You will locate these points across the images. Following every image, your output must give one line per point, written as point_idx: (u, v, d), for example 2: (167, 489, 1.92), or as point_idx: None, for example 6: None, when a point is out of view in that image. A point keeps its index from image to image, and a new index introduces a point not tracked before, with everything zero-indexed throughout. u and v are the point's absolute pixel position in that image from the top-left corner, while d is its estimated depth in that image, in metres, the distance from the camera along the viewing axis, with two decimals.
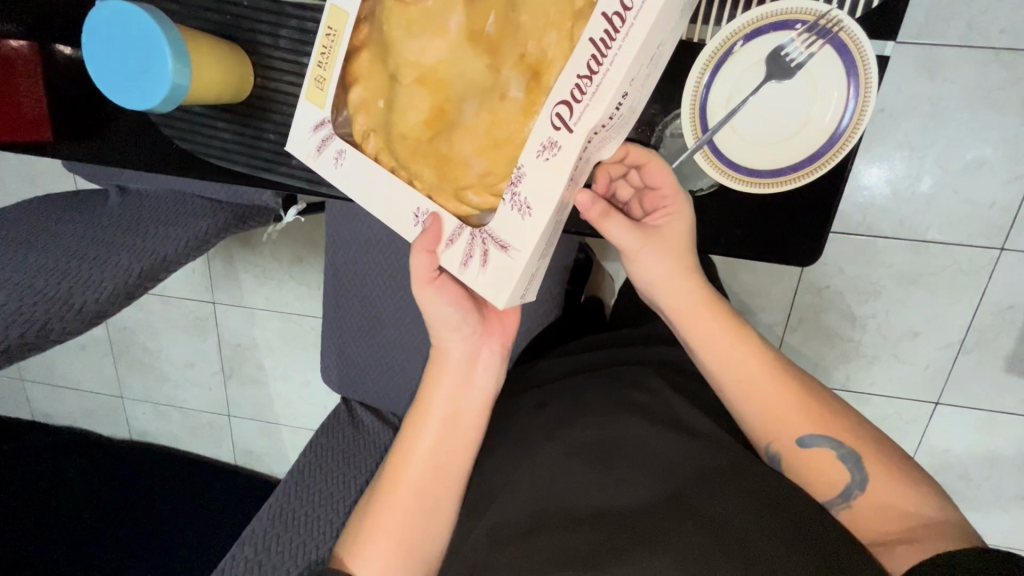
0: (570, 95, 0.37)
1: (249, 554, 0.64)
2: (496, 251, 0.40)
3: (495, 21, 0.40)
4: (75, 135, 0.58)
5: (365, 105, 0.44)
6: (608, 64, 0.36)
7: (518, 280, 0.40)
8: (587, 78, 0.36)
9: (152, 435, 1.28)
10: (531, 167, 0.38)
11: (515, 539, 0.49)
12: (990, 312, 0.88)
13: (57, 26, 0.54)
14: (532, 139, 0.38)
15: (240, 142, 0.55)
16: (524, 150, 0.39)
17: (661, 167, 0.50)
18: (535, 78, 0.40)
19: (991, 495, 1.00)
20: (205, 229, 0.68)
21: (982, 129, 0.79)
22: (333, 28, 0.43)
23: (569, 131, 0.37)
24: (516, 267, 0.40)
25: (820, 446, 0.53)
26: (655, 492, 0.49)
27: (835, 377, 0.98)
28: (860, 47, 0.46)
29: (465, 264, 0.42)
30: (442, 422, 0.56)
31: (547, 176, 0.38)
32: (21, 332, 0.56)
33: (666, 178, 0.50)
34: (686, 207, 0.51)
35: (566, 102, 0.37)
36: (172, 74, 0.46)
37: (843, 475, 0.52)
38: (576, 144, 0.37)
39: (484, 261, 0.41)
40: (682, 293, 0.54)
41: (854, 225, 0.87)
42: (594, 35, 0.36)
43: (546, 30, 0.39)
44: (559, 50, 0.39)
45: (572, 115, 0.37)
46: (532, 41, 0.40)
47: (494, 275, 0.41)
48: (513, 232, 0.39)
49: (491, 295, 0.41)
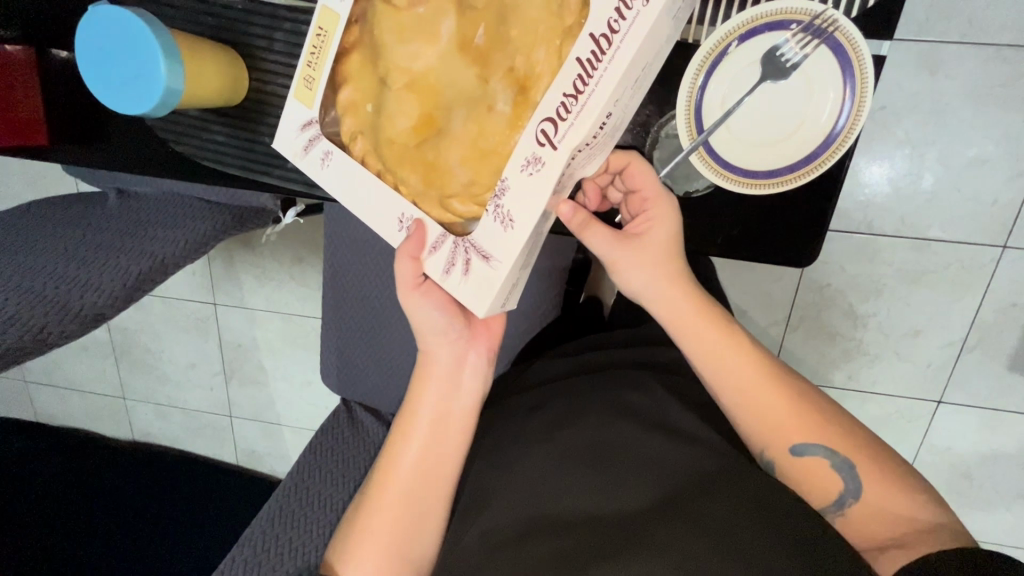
0: (555, 112, 0.37)
1: (248, 555, 0.65)
2: (478, 261, 0.41)
3: (486, 34, 0.40)
4: (74, 139, 0.58)
5: (354, 107, 0.44)
6: (594, 84, 0.36)
7: (498, 291, 0.40)
8: (573, 97, 0.37)
9: (155, 435, 1.29)
10: (515, 182, 0.38)
11: (506, 544, 0.49)
12: (992, 310, 0.88)
13: (52, 30, 0.55)
14: (516, 153, 0.38)
15: (233, 147, 0.56)
16: (508, 163, 0.39)
17: (643, 168, 0.51)
18: (523, 92, 0.40)
19: (993, 494, 0.99)
20: (204, 230, 0.68)
21: (984, 126, 0.79)
22: (324, 27, 0.43)
23: (553, 148, 0.37)
24: (497, 278, 0.40)
25: (814, 454, 0.52)
26: (645, 497, 0.49)
27: (836, 376, 0.97)
28: (856, 47, 0.45)
29: (446, 271, 0.43)
30: (430, 425, 0.56)
31: (530, 191, 0.38)
32: (20, 334, 0.58)
33: (647, 181, 0.51)
34: (669, 210, 0.52)
35: (551, 120, 0.37)
36: (159, 92, 0.46)
37: (836, 482, 0.52)
38: (559, 163, 0.37)
39: (465, 270, 0.41)
40: (672, 301, 0.54)
41: (854, 223, 0.87)
42: (581, 55, 0.37)
43: (535, 45, 0.39)
44: (547, 66, 0.39)
45: (557, 133, 0.37)
46: (520, 56, 0.40)
47: (474, 285, 0.41)
48: (495, 243, 0.39)
49: (470, 304, 0.42)
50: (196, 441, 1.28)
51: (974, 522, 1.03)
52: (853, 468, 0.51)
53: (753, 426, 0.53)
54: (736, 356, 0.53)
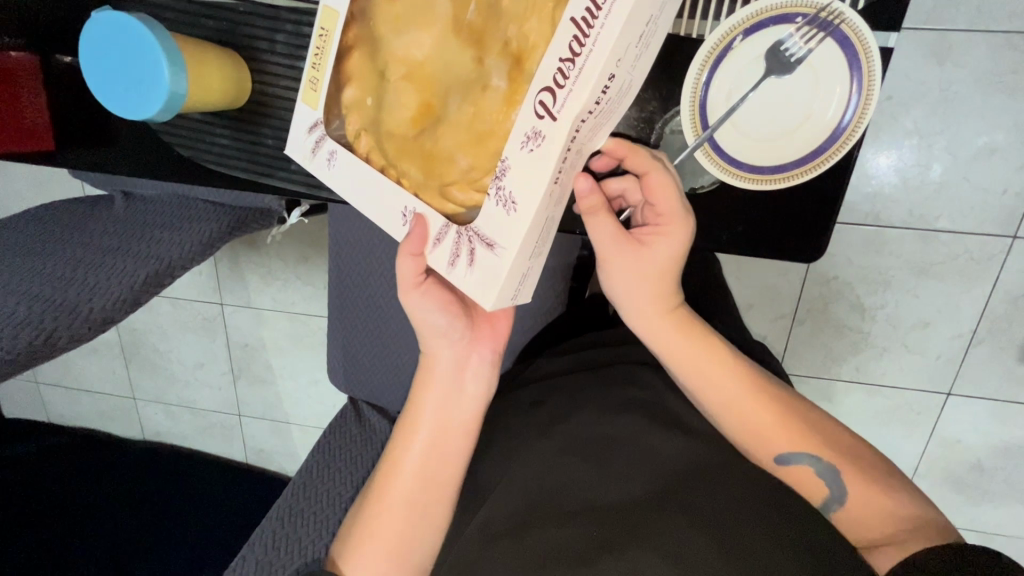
0: (553, 81, 0.37)
1: (260, 554, 0.65)
2: (482, 249, 0.40)
3: (477, 10, 0.41)
4: (78, 143, 0.58)
5: (357, 103, 0.44)
6: (590, 44, 0.35)
7: (505, 280, 0.40)
8: (570, 61, 0.36)
9: (165, 433, 1.30)
10: (515, 159, 0.38)
11: (506, 535, 0.49)
12: (1002, 301, 0.87)
13: (58, 34, 0.55)
14: (516, 131, 0.38)
15: (237, 150, 0.56)
16: (509, 140, 0.39)
17: (664, 183, 0.48)
18: (518, 67, 0.40)
19: (1004, 487, 0.99)
20: (209, 232, 0.68)
21: (993, 114, 0.78)
22: (325, 27, 0.43)
23: (553, 119, 0.37)
24: (503, 266, 0.39)
25: (798, 463, 0.53)
26: (649, 488, 0.49)
27: (844, 369, 0.97)
28: (863, 39, 0.45)
29: (452, 263, 0.42)
30: (436, 423, 0.57)
31: (531, 168, 0.38)
32: (29, 339, 0.59)
33: (670, 203, 0.49)
34: (680, 234, 0.50)
35: (549, 90, 0.37)
36: (153, 108, 0.47)
37: (822, 488, 0.52)
38: (559, 133, 0.36)
39: (471, 259, 0.41)
40: (654, 325, 0.55)
41: (863, 215, 0.86)
42: (576, 15, 0.35)
43: (529, 14, 0.39)
44: (541, 33, 0.39)
45: (555, 102, 0.36)
46: (513, 26, 0.40)
47: (481, 274, 0.41)
48: (499, 228, 0.39)
49: (479, 295, 0.41)
50: (206, 440, 1.29)
51: (984, 514, 1.02)
52: (839, 474, 0.52)
53: (762, 424, 0.53)
54: (716, 372, 0.54)
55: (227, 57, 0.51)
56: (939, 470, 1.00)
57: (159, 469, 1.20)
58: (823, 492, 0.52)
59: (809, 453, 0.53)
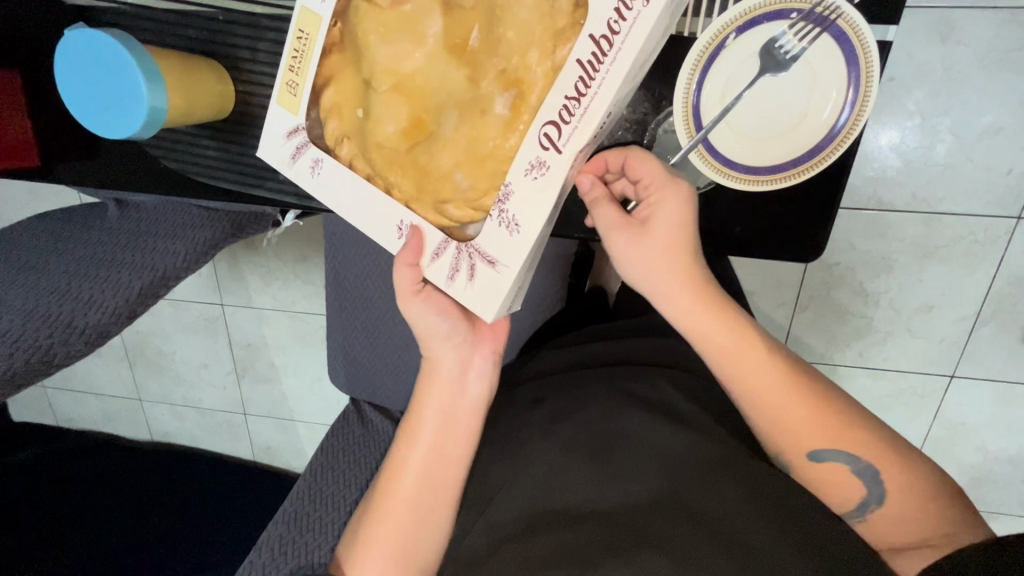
0: (558, 115, 0.38)
1: (266, 560, 0.65)
2: (483, 266, 0.42)
3: (479, 36, 0.40)
4: (64, 159, 0.57)
5: (338, 109, 0.44)
6: (595, 86, 0.37)
7: (506, 294, 0.41)
8: (575, 99, 0.38)
9: (174, 433, 1.31)
10: (518, 186, 0.40)
11: (512, 539, 0.49)
12: (1008, 282, 0.86)
13: (36, 51, 0.54)
14: (521, 158, 0.40)
15: (222, 162, 0.55)
16: (512, 167, 0.40)
17: (640, 155, 0.48)
18: (520, 96, 0.40)
19: (1009, 466, 0.99)
20: (202, 240, 0.67)
21: (999, 93, 0.76)
22: (304, 31, 0.43)
23: (557, 151, 0.38)
24: (504, 282, 0.41)
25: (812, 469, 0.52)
26: (652, 487, 0.48)
27: (847, 354, 0.96)
28: (860, 35, 0.44)
29: (450, 278, 0.43)
30: (436, 430, 0.56)
31: (534, 195, 0.39)
32: (26, 357, 0.60)
33: (650, 167, 0.49)
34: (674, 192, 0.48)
35: (554, 123, 0.38)
36: (106, 129, 0.47)
37: (840, 496, 0.51)
38: (563, 166, 0.38)
39: (471, 274, 0.42)
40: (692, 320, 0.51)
41: (865, 200, 0.85)
42: (582, 57, 0.37)
43: (530, 47, 0.39)
44: (542, 69, 0.39)
45: (561, 136, 0.38)
46: (513, 57, 0.40)
47: (481, 289, 0.42)
48: (501, 247, 0.41)
49: (478, 309, 0.42)
50: (212, 439, 1.30)
51: (990, 494, 1.02)
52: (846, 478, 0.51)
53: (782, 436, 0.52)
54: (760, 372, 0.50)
55: (201, 78, 0.49)
56: (943, 453, 1.00)
57: (167, 469, 1.21)
58: (835, 495, 0.51)
59: (841, 453, 0.50)
